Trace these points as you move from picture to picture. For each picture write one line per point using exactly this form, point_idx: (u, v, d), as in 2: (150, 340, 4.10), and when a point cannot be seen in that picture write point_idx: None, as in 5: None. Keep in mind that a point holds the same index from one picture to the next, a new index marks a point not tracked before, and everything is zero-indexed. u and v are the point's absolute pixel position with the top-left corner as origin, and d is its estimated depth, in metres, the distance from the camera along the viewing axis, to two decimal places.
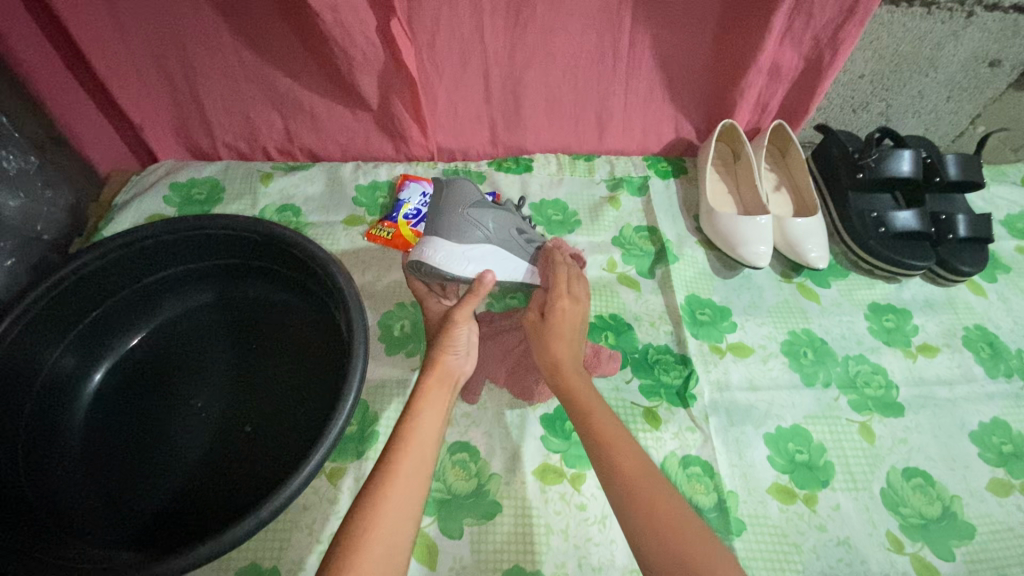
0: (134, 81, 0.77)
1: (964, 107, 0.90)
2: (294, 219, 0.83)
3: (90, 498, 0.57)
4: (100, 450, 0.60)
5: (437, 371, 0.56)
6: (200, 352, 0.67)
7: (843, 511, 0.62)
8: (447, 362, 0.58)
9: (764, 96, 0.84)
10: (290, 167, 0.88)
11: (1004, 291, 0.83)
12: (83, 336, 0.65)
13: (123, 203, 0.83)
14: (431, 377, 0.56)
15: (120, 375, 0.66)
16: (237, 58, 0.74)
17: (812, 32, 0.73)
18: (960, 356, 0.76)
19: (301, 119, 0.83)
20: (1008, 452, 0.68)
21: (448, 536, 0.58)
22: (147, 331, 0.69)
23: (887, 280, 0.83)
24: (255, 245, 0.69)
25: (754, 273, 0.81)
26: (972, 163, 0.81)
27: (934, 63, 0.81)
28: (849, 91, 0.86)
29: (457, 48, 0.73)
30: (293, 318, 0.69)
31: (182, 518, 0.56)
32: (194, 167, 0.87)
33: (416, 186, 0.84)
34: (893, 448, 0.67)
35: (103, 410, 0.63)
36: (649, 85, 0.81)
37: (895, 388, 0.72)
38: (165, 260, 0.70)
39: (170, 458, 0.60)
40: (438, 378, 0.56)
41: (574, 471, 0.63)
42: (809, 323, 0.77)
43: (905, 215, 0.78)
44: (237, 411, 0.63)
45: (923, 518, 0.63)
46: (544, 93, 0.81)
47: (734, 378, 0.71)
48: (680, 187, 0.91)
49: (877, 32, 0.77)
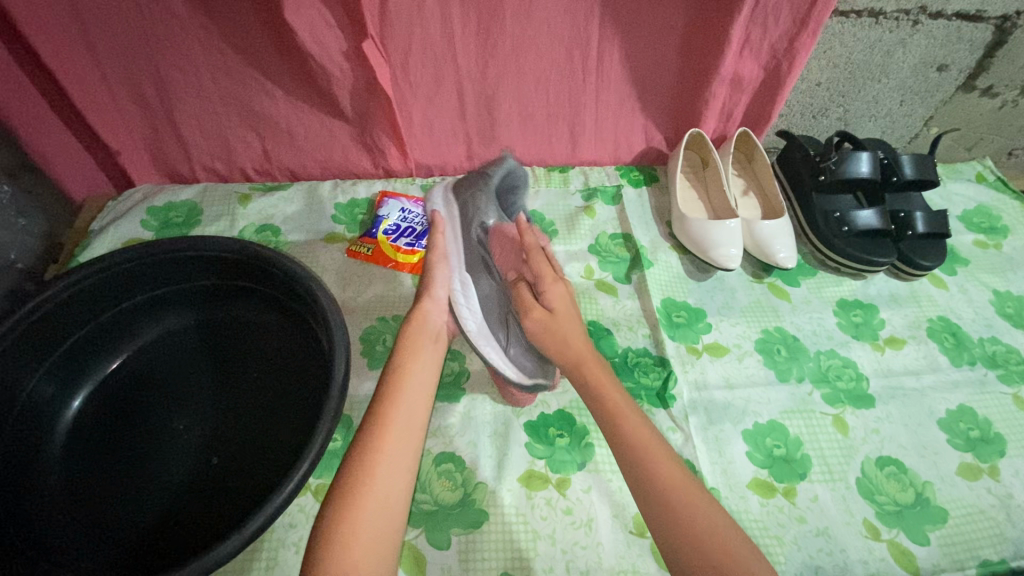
0: (110, 107, 0.77)
1: (917, 110, 0.94)
2: (273, 238, 0.84)
3: (71, 525, 0.56)
4: (80, 475, 0.59)
5: (417, 321, 0.61)
6: (181, 374, 0.67)
7: (822, 501, 0.64)
8: (429, 316, 0.62)
9: (728, 106, 0.87)
10: (268, 187, 0.89)
11: (964, 282, 0.86)
12: (61, 362, 0.65)
13: (98, 229, 0.83)
14: (413, 330, 0.61)
15: (100, 401, 0.65)
16: (214, 83, 0.75)
17: (769, 43, 0.77)
18: (926, 347, 0.79)
19: (279, 139, 0.84)
20: (974, 438, 0.71)
21: (435, 547, 0.58)
22: (127, 355, 0.69)
23: (854, 277, 0.86)
24: (234, 265, 0.70)
25: (727, 275, 0.84)
26: (927, 163, 0.85)
27: (885, 70, 0.86)
28: (808, 98, 0.90)
29: (430, 66, 0.75)
30: (274, 337, 0.70)
31: (167, 540, 0.55)
32: (171, 191, 0.87)
33: (395, 203, 0.86)
34: (866, 438, 0.69)
35: (83, 437, 0.62)
36: (619, 97, 0.84)
37: (865, 380, 0.74)
38: (145, 283, 0.70)
39: (152, 481, 0.59)
40: (408, 359, 0.58)
41: (559, 476, 0.63)
42: (780, 322, 0.79)
43: (866, 214, 0.81)
44: (219, 432, 0.63)
45: (897, 505, 0.65)
46: (517, 108, 0.83)
47: (712, 377, 0.73)
48: (652, 194, 0.93)
49: (830, 42, 0.81)
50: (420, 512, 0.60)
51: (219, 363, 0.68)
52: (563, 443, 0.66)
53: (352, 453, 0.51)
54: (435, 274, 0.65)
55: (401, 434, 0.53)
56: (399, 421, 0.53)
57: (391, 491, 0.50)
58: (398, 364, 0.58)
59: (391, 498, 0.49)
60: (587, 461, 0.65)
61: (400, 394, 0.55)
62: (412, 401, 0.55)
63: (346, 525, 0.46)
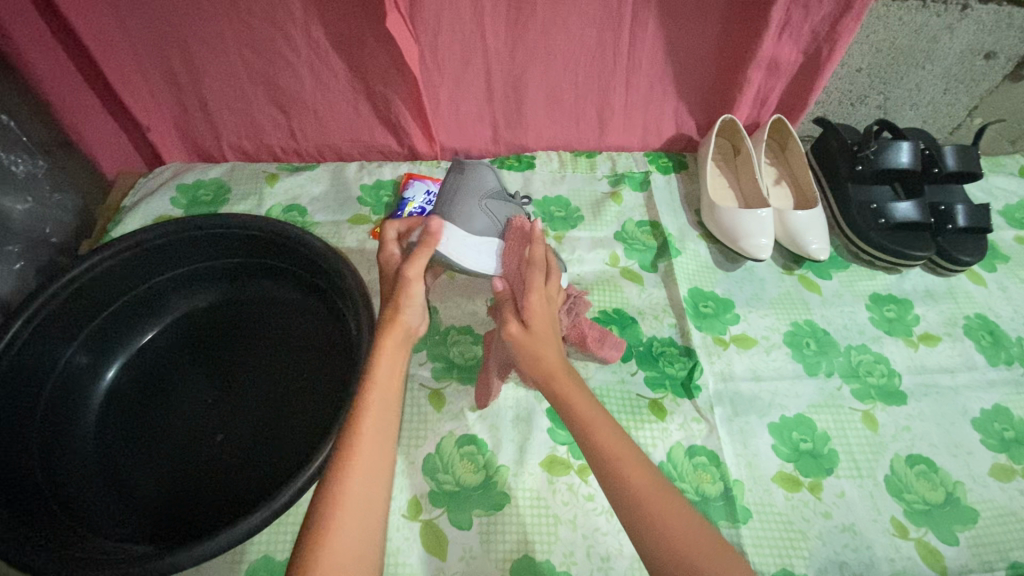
0: (142, 84, 0.78)
1: (961, 99, 0.91)
2: (300, 219, 0.84)
3: (104, 492, 0.58)
4: (112, 443, 0.61)
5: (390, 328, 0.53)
6: (209, 348, 0.68)
7: (848, 498, 0.63)
8: (401, 320, 0.53)
9: (763, 91, 0.85)
10: (295, 167, 0.89)
11: (1004, 280, 0.83)
12: (94, 334, 0.66)
13: (130, 206, 0.83)
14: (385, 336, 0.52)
15: (130, 375, 0.66)
16: (243, 60, 0.75)
17: (809, 26, 0.74)
18: (962, 345, 0.76)
19: (306, 119, 0.84)
20: (1010, 438, 0.69)
21: (457, 527, 0.59)
22: (157, 328, 0.70)
23: (887, 271, 0.83)
24: (262, 244, 0.70)
25: (756, 266, 0.82)
26: (970, 155, 0.82)
27: (930, 56, 0.82)
28: (846, 85, 0.87)
29: (459, 47, 0.74)
30: (298, 316, 0.70)
31: (195, 511, 0.57)
32: (201, 169, 0.88)
33: (421, 184, 0.85)
34: (896, 436, 0.68)
35: (114, 408, 0.64)
36: (650, 80, 0.82)
37: (897, 377, 0.73)
38: (176, 260, 0.70)
39: (179, 454, 0.60)
40: (381, 374, 0.51)
41: (581, 463, 0.63)
42: (810, 315, 0.77)
43: (904, 206, 0.79)
44: (243, 407, 0.64)
45: (926, 503, 0.63)
46: (546, 91, 0.82)
47: (738, 369, 0.72)
48: (681, 181, 0.91)
49: (874, 26, 0.78)
50: (442, 492, 0.61)
51: (243, 341, 0.69)
52: None
53: (313, 513, 0.45)
54: (413, 291, 0.53)
55: (374, 459, 0.48)
56: (371, 440, 0.48)
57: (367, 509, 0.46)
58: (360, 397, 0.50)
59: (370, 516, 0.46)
60: None
61: (365, 433, 0.48)
62: (378, 446, 0.48)
63: None
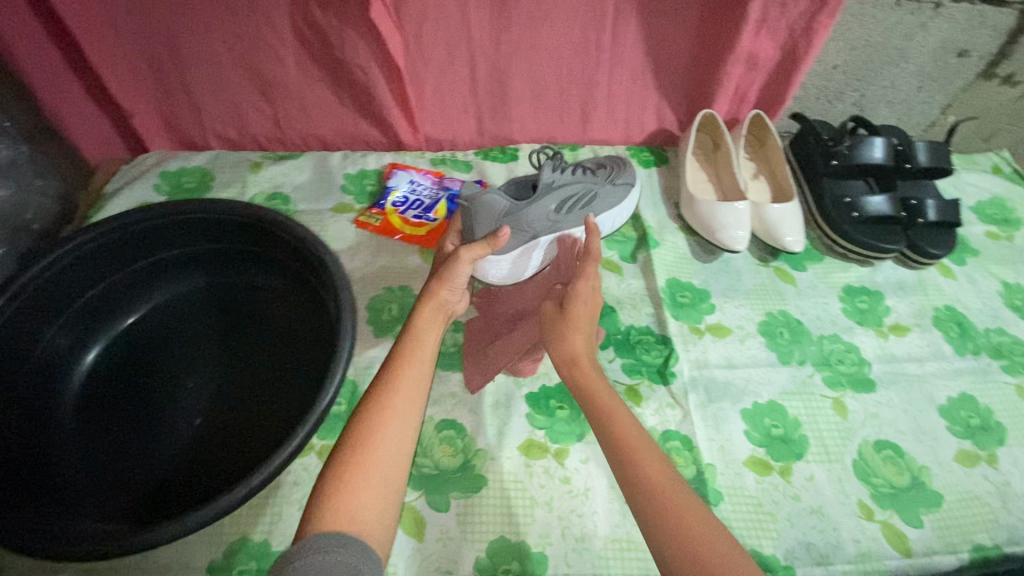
0: (126, 71, 0.78)
1: (934, 97, 0.93)
2: (283, 207, 0.84)
3: (82, 472, 0.58)
4: (92, 424, 0.61)
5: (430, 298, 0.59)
6: (190, 333, 0.68)
7: (817, 481, 0.65)
8: (440, 294, 0.60)
9: (742, 87, 0.86)
10: (280, 156, 0.89)
11: (973, 273, 0.86)
12: (76, 317, 0.66)
13: (113, 191, 0.84)
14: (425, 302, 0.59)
15: (112, 358, 0.66)
16: (229, 48, 0.75)
17: (786, 22, 0.76)
18: (931, 335, 0.78)
19: (291, 108, 0.85)
20: (975, 425, 0.71)
21: (434, 508, 0.59)
22: (139, 312, 0.70)
23: (861, 264, 0.85)
24: (244, 229, 0.70)
25: (733, 258, 0.84)
26: (941, 152, 0.85)
27: (904, 54, 0.85)
28: (823, 81, 0.89)
29: (444, 37, 0.75)
30: (279, 302, 0.70)
31: (173, 492, 0.57)
32: (184, 156, 0.88)
33: (404, 173, 0.87)
34: (865, 422, 0.70)
35: (94, 391, 0.64)
36: (632, 74, 0.84)
37: (866, 365, 0.74)
38: (158, 245, 0.70)
39: (159, 435, 0.61)
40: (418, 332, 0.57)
41: (557, 446, 0.64)
42: (785, 305, 0.79)
43: (876, 200, 0.81)
44: (224, 390, 0.64)
45: (893, 487, 0.65)
46: (530, 83, 0.83)
47: (713, 357, 0.73)
48: (662, 175, 0.93)
49: (849, 23, 0.80)
50: (420, 475, 0.61)
51: (225, 326, 0.69)
52: (563, 415, 0.67)
53: (347, 435, 0.49)
54: (459, 269, 0.60)
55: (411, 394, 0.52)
56: (407, 382, 0.52)
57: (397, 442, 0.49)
58: (388, 378, 0.53)
59: (401, 445, 0.49)
60: (585, 433, 0.66)
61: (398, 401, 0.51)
62: (403, 412, 0.51)
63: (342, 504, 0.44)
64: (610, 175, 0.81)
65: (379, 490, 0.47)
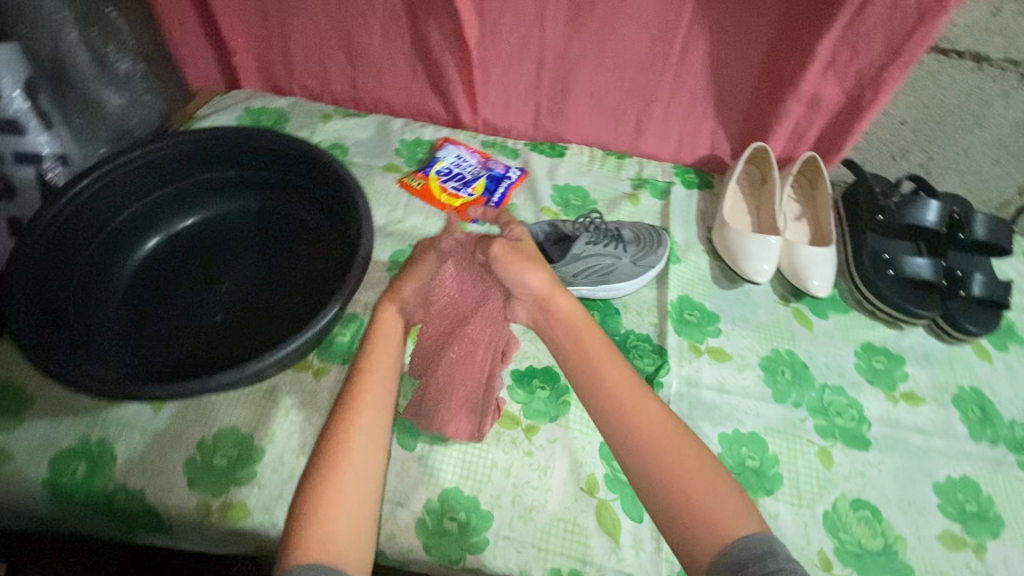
0: (238, 14, 0.89)
1: (1012, 174, 0.88)
2: (340, 157, 0.92)
3: (116, 337, 0.67)
4: (135, 300, 0.70)
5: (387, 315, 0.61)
6: (231, 244, 0.76)
7: (781, 521, 0.64)
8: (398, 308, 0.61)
9: (801, 126, 0.86)
10: (349, 113, 0.97)
11: (1013, 361, 0.80)
12: (143, 209, 0.76)
13: (203, 116, 0.94)
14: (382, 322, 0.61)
15: (163, 251, 0.76)
16: (326, 8, 0.84)
17: (855, 67, 0.75)
18: (946, 412, 0.75)
19: (369, 72, 0.92)
20: (970, 511, 0.67)
21: (401, 446, 0.64)
22: (196, 218, 0.79)
23: (888, 324, 0.82)
24: (296, 163, 0.77)
25: (753, 291, 0.83)
26: (1002, 229, 0.80)
27: (981, 122, 0.81)
28: (889, 136, 0.87)
29: (517, 29, 0.81)
30: (312, 233, 0.77)
31: (183, 371, 0.65)
32: (268, 98, 0.98)
33: (454, 148, 0.92)
34: (848, 478, 0.67)
35: (143, 275, 0.73)
36: (691, 95, 0.85)
37: (866, 424, 0.72)
38: (223, 164, 0.79)
39: (184, 322, 0.69)
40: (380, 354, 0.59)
41: (529, 422, 0.67)
42: (794, 346, 0.78)
43: (918, 262, 0.78)
44: (246, 298, 0.72)
45: (860, 547, 0.63)
46: (589, 86, 0.86)
47: (706, 378, 0.73)
48: (702, 198, 0.93)
49: (924, 80, 0.79)
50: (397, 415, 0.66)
51: (262, 244, 0.77)
52: (543, 394, 0.69)
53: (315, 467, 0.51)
54: None
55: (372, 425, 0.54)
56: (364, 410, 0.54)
57: (366, 468, 0.52)
58: (349, 400, 0.55)
59: (367, 471, 0.51)
60: (560, 416, 0.67)
61: (356, 433, 0.53)
62: (367, 432, 0.53)
63: (319, 530, 0.47)
64: (638, 254, 0.79)
65: (354, 515, 0.49)
